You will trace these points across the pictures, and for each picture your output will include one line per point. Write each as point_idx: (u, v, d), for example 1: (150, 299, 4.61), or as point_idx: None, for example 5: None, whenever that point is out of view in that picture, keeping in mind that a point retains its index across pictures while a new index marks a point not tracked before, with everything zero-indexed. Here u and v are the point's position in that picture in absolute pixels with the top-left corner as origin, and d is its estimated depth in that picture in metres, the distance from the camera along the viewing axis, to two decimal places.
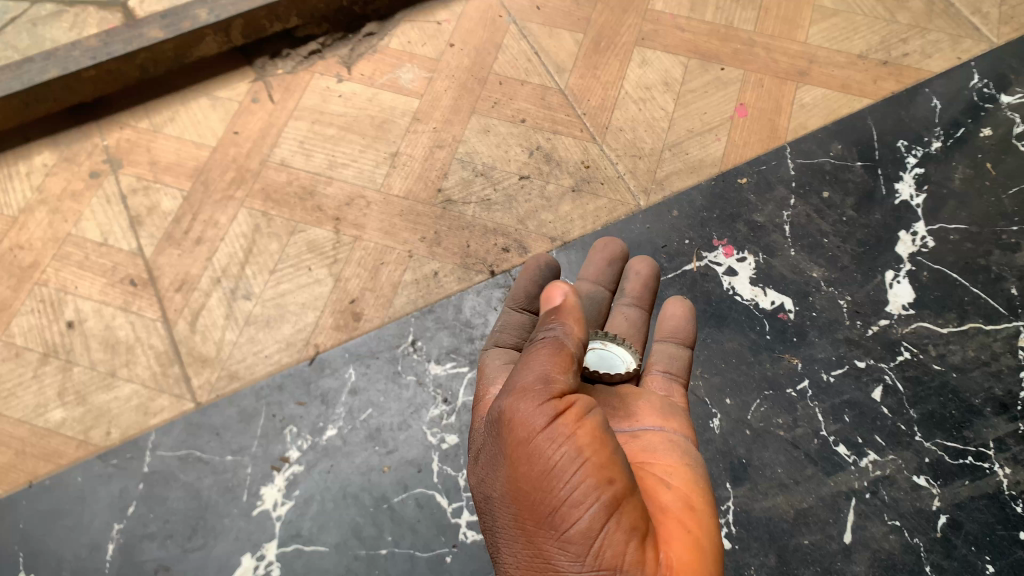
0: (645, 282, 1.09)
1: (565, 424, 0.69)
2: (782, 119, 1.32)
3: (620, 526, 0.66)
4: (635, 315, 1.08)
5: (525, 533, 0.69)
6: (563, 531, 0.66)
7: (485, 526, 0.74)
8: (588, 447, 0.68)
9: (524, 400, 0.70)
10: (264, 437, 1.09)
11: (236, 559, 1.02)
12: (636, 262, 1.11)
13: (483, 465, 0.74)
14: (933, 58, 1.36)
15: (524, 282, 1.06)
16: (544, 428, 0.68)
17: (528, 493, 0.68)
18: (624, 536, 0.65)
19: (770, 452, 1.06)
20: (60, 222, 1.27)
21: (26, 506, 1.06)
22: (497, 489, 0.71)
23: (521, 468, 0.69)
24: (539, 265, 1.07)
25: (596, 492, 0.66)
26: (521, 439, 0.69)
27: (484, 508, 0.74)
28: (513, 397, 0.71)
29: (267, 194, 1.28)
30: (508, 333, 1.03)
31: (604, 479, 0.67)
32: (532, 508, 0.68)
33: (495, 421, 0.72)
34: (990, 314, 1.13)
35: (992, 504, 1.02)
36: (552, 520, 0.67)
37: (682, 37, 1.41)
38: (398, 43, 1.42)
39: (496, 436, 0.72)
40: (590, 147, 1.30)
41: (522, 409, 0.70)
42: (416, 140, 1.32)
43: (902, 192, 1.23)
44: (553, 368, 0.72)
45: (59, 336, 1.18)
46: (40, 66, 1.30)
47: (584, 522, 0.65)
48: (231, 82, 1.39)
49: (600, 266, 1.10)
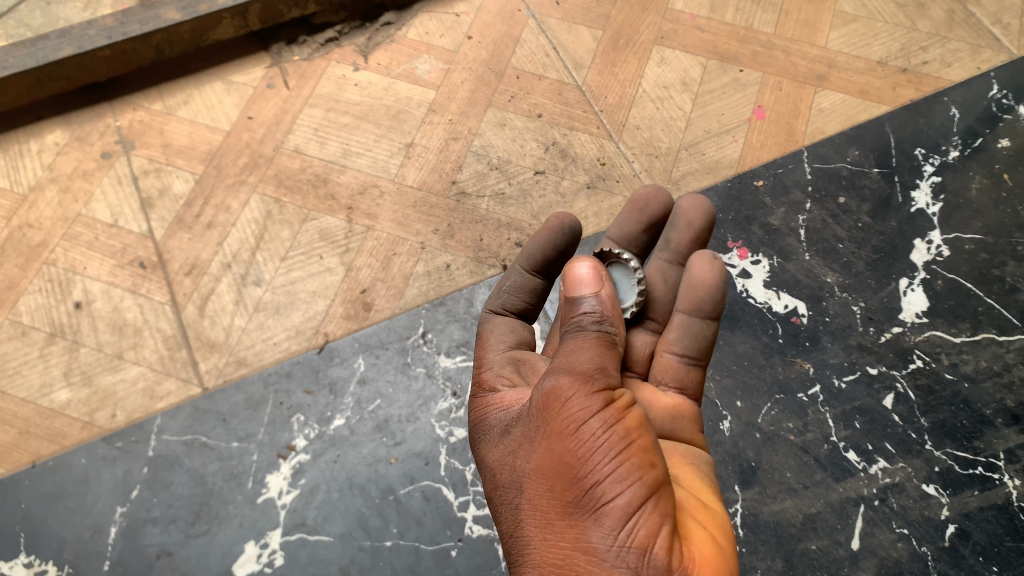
0: (693, 236, 0.98)
1: (616, 405, 0.68)
2: (800, 123, 1.31)
3: (658, 508, 0.64)
4: (673, 273, 0.98)
5: (556, 507, 0.66)
6: (599, 507, 0.64)
7: (507, 501, 0.71)
8: (635, 429, 0.67)
9: (572, 376, 0.68)
10: (271, 425, 1.08)
11: (239, 546, 1.01)
12: (688, 209, 0.99)
13: (516, 438, 0.72)
14: (952, 67, 1.35)
15: (540, 241, 0.97)
16: (595, 404, 0.67)
17: (567, 466, 0.66)
18: (661, 518, 0.63)
19: (780, 456, 1.06)
20: (70, 202, 1.26)
21: (29, 486, 1.05)
22: (535, 460, 0.68)
23: (562, 440, 0.66)
24: (561, 224, 0.97)
25: (639, 471, 0.64)
26: (568, 413, 0.67)
27: (510, 482, 0.71)
28: (561, 371, 0.69)
29: (280, 180, 1.27)
30: (515, 296, 0.96)
31: (648, 461, 0.66)
32: (568, 482, 0.66)
33: (538, 394, 0.70)
34: (1004, 325, 1.12)
35: (1001, 515, 1.01)
36: (590, 495, 0.64)
37: (701, 37, 1.41)
38: (416, 34, 1.41)
39: (536, 409, 0.70)
40: (606, 144, 1.30)
41: (569, 384, 0.68)
42: (431, 131, 1.31)
43: (918, 200, 1.23)
44: (600, 350, 0.70)
45: (66, 316, 1.17)
46: (55, 44, 1.29)
47: (624, 499, 0.63)
48: (246, 67, 1.38)
49: (634, 229, 1.00)
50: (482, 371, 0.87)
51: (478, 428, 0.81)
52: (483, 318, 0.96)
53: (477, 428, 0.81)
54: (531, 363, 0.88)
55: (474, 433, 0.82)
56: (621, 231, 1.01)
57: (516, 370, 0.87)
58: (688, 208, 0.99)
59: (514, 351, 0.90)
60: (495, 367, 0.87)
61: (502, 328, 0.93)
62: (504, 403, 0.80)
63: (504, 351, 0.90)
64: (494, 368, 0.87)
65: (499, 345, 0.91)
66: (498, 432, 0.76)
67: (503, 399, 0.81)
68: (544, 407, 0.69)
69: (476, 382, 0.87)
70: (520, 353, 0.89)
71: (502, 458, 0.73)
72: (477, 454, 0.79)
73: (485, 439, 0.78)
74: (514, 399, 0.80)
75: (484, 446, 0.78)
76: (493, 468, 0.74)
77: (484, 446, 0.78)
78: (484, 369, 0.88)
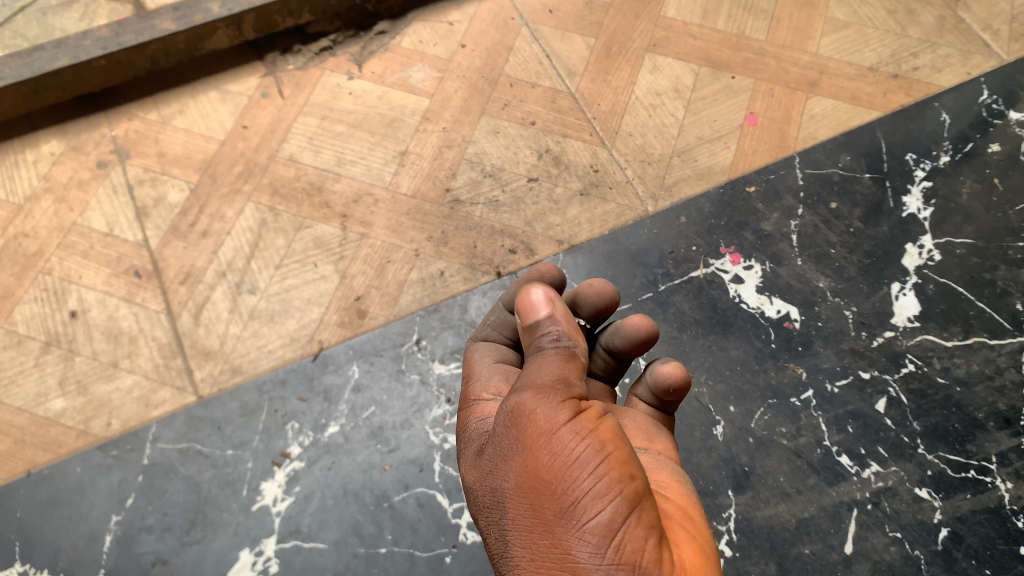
0: (639, 345, 0.92)
1: (587, 419, 0.68)
2: (791, 129, 1.32)
3: (642, 521, 0.63)
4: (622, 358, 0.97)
5: (538, 525, 0.65)
6: (581, 523, 0.62)
7: (490, 522, 0.69)
8: (610, 442, 0.67)
9: (538, 392, 0.69)
10: (266, 432, 1.09)
11: (235, 553, 1.01)
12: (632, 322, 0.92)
13: (491, 456, 0.71)
14: (943, 72, 1.36)
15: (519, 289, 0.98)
16: (565, 420, 0.67)
17: (544, 484, 0.65)
18: (646, 532, 0.62)
19: (773, 460, 1.06)
20: (66, 211, 1.26)
21: (24, 495, 1.05)
22: (511, 480, 0.67)
23: (536, 457, 0.66)
24: (541, 275, 0.96)
25: (620, 485, 0.64)
26: (541, 431, 0.67)
27: (491, 501, 0.69)
28: (530, 388, 0.70)
29: (275, 189, 1.27)
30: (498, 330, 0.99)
31: (628, 473, 0.65)
32: (547, 499, 0.64)
33: (509, 410, 0.70)
34: (995, 328, 1.13)
35: (994, 519, 1.02)
36: (570, 511, 0.63)
37: (693, 44, 1.42)
38: (410, 43, 1.42)
39: (508, 426, 0.69)
40: (600, 152, 1.30)
41: (540, 399, 0.68)
42: (425, 139, 1.32)
43: (910, 205, 1.24)
44: (564, 364, 0.71)
45: (61, 325, 1.18)
46: (51, 54, 1.30)
47: (605, 514, 0.62)
48: (241, 76, 1.39)
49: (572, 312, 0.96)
50: (470, 382, 0.88)
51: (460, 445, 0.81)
52: (469, 345, 0.98)
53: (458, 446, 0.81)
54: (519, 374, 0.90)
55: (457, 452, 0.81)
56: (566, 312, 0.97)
57: (506, 378, 0.88)
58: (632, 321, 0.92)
59: (501, 364, 0.92)
60: (478, 380, 0.88)
61: (487, 348, 0.95)
62: (486, 415, 0.81)
63: (490, 364, 0.91)
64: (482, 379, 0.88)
65: (486, 357, 0.93)
66: (474, 452, 0.75)
67: (483, 413, 0.81)
68: (516, 424, 0.68)
69: (462, 396, 0.88)
70: (507, 366, 0.91)
71: (479, 479, 0.72)
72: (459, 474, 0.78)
73: (464, 459, 0.77)
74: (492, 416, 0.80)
75: (464, 465, 0.76)
76: (474, 487, 0.73)
77: (464, 465, 0.76)
78: (470, 381, 0.89)
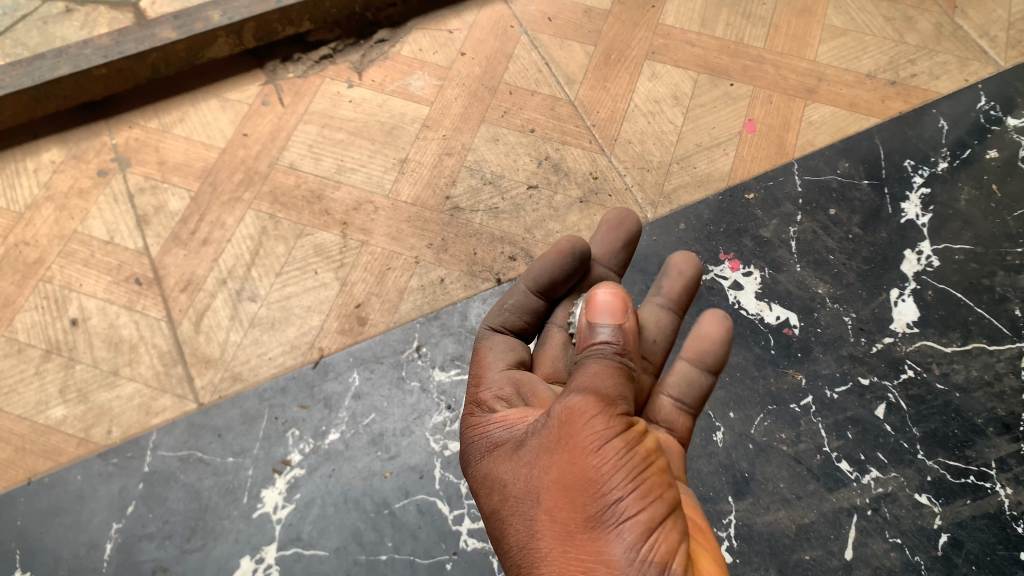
0: (685, 285, 0.98)
1: (634, 430, 0.70)
2: (790, 136, 1.32)
3: (676, 527, 0.66)
4: (666, 321, 0.97)
5: (577, 519, 0.66)
6: (622, 520, 0.65)
7: (519, 513, 0.70)
8: (653, 453, 0.70)
9: (594, 393, 0.70)
10: (266, 439, 1.09)
11: (235, 561, 1.01)
12: (680, 261, 0.99)
13: (530, 451, 0.72)
14: (940, 79, 1.37)
15: (548, 263, 0.96)
16: (615, 425, 0.69)
17: (589, 481, 0.67)
18: (679, 537, 0.65)
19: (773, 466, 1.06)
20: (66, 219, 1.27)
21: (25, 503, 1.05)
22: (553, 475, 0.69)
23: (584, 455, 0.68)
24: (571, 249, 0.95)
25: (659, 490, 0.67)
26: (589, 430, 0.68)
27: (524, 493, 0.70)
28: (583, 386, 0.72)
29: (275, 197, 1.28)
30: (515, 315, 0.96)
31: (665, 482, 0.69)
32: (591, 495, 0.66)
33: (557, 405, 0.71)
34: (993, 334, 1.13)
35: (993, 524, 1.02)
36: (611, 509, 0.65)
37: (691, 51, 1.42)
38: (410, 51, 1.43)
39: (553, 421, 0.71)
40: (599, 159, 1.31)
41: (592, 398, 0.70)
42: (424, 147, 1.33)
43: (908, 211, 1.24)
44: (620, 371, 0.74)
45: (62, 333, 1.18)
46: (52, 63, 1.31)
47: (646, 514, 0.65)
48: (241, 84, 1.40)
49: (612, 248, 1.02)
50: (480, 390, 0.87)
51: (478, 442, 0.80)
52: (481, 334, 0.95)
53: (476, 443, 0.80)
54: (531, 385, 0.88)
55: (473, 450, 0.80)
56: (600, 251, 1.02)
57: (516, 391, 0.87)
58: (681, 260, 0.99)
59: (513, 372, 0.90)
60: (491, 388, 0.87)
61: (500, 345, 0.93)
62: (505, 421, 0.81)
63: (503, 371, 0.90)
64: (492, 386, 0.87)
65: (499, 363, 0.91)
66: (505, 447, 0.76)
67: (502, 417, 0.81)
68: (565, 419, 0.70)
69: (471, 402, 0.87)
70: (520, 375, 0.89)
71: (514, 472, 0.72)
72: (478, 469, 0.78)
73: (491, 455, 0.77)
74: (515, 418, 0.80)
75: (490, 460, 0.76)
76: (503, 480, 0.73)
77: (490, 460, 0.76)
78: (481, 388, 0.88)
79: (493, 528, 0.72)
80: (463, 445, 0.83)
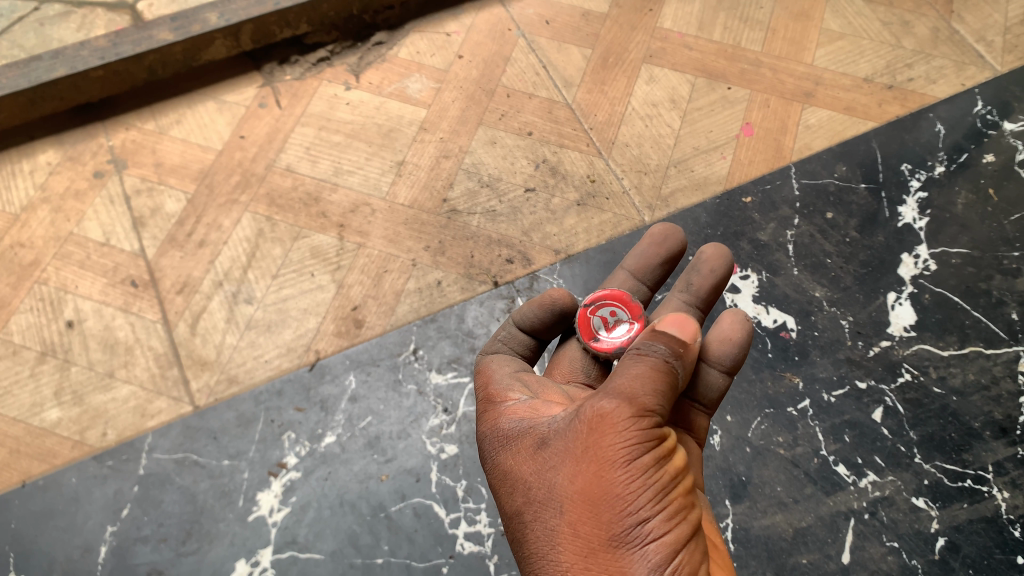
0: (714, 283, 0.98)
1: (665, 444, 0.69)
2: (787, 139, 1.32)
3: (698, 549, 0.67)
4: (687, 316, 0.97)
5: (601, 536, 0.66)
6: (647, 542, 0.65)
7: (541, 520, 0.70)
8: (680, 470, 0.70)
9: (632, 405, 0.69)
10: (262, 442, 1.08)
11: (230, 564, 1.01)
12: (709, 256, 0.99)
13: (553, 457, 0.72)
14: (937, 83, 1.37)
15: (529, 313, 0.94)
16: (648, 439, 0.68)
17: (615, 496, 0.67)
18: (701, 560, 0.66)
19: (770, 470, 1.06)
20: (62, 221, 1.26)
21: (19, 506, 1.05)
22: (577, 485, 0.69)
23: (611, 469, 0.67)
24: (551, 302, 0.92)
25: (684, 512, 0.68)
26: (619, 445, 0.68)
27: (548, 501, 0.70)
28: (619, 395, 0.70)
29: (272, 199, 1.28)
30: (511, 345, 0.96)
31: (689, 502, 0.69)
32: (616, 513, 0.66)
33: (588, 413, 0.70)
34: (990, 338, 1.13)
35: (990, 528, 1.01)
36: (635, 529, 0.66)
37: (689, 55, 1.43)
38: (407, 53, 1.43)
39: (582, 429, 0.70)
40: (596, 162, 1.31)
41: (628, 411, 0.69)
42: (421, 149, 1.32)
43: (905, 215, 1.24)
44: (664, 383, 0.72)
45: (57, 335, 1.17)
46: (48, 65, 1.30)
47: (671, 537, 0.66)
48: (239, 86, 1.40)
49: (652, 261, 1.01)
50: (493, 385, 0.86)
51: (496, 435, 0.80)
52: (480, 359, 0.94)
53: (493, 436, 0.80)
54: (538, 382, 0.88)
55: (490, 444, 0.80)
56: (639, 262, 1.02)
57: (526, 387, 0.87)
58: (710, 255, 0.99)
59: (521, 373, 0.90)
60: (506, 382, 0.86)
61: (502, 357, 0.92)
62: (519, 417, 0.81)
63: (511, 372, 0.89)
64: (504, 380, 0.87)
65: (505, 368, 0.90)
66: (525, 447, 0.76)
67: (521, 412, 0.81)
68: (595, 429, 0.69)
69: (486, 395, 0.86)
70: (527, 374, 0.89)
71: (538, 478, 0.72)
72: (498, 466, 0.78)
73: (510, 453, 0.77)
74: (533, 416, 0.79)
75: (511, 459, 0.76)
76: (525, 484, 0.73)
77: (510, 459, 0.76)
78: (493, 385, 0.87)
79: (512, 529, 0.73)
80: (477, 436, 0.83)
